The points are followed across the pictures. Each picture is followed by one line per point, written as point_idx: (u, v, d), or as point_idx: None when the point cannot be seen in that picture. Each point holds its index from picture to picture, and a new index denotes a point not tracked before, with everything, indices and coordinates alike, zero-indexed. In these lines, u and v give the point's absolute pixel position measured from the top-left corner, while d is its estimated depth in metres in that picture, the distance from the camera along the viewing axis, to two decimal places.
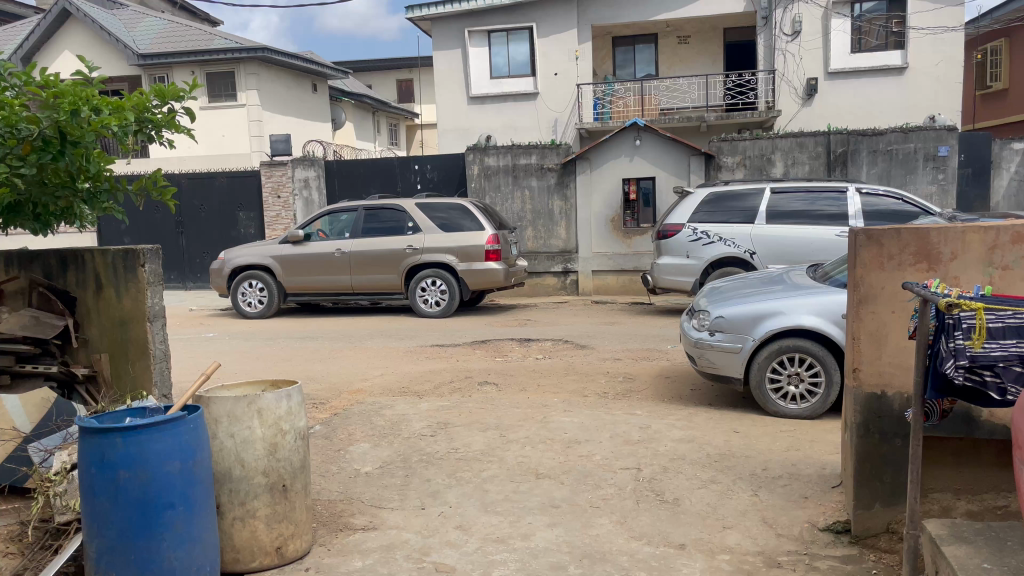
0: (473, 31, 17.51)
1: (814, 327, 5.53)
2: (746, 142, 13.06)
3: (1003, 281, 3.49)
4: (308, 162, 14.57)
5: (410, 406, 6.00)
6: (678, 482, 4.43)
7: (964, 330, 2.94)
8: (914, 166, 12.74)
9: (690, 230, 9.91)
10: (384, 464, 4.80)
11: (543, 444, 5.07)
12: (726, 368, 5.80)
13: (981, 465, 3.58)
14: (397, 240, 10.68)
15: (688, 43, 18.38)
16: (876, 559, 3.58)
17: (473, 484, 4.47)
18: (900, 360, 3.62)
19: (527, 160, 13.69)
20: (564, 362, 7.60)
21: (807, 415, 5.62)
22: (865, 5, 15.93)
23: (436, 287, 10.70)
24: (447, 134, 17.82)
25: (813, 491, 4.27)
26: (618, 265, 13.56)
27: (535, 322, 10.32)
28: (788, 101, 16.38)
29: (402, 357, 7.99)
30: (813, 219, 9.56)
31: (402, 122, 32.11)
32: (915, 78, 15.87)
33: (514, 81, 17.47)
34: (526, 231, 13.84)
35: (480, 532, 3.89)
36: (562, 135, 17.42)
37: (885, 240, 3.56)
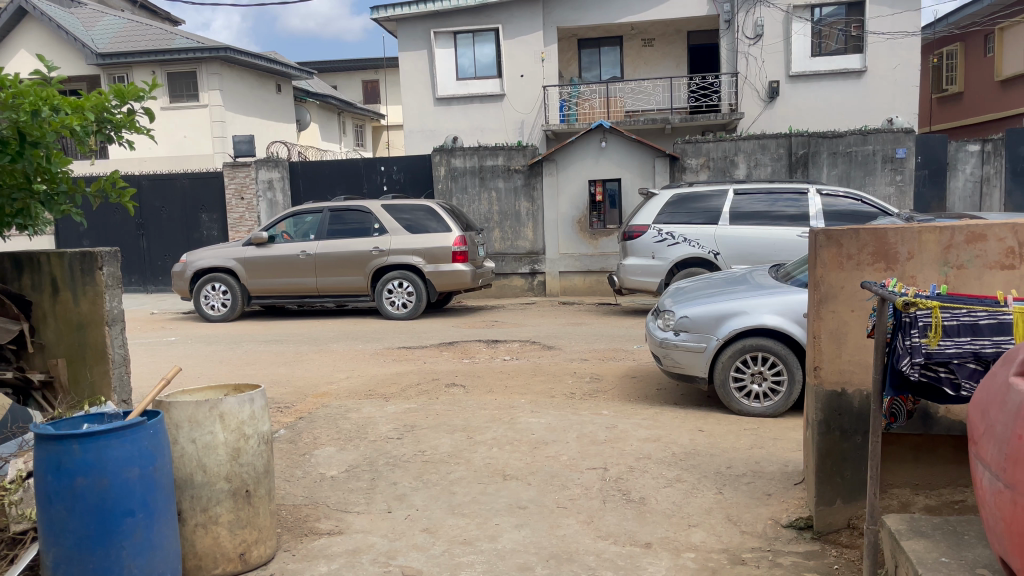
0: (438, 32, 17.44)
1: (777, 326, 5.60)
2: (709, 144, 13.17)
3: (957, 280, 3.56)
4: (272, 162, 14.41)
5: (377, 408, 5.97)
6: (644, 481, 4.46)
7: (920, 328, 3.03)
8: (873, 167, 12.94)
9: (655, 231, 9.99)
10: (350, 467, 4.76)
11: (511, 445, 5.07)
12: (691, 367, 5.87)
13: (938, 460, 3.66)
14: (363, 241, 10.61)
15: (653, 46, 18.54)
16: (838, 555, 3.63)
17: (440, 486, 4.46)
18: (858, 358, 3.69)
19: (494, 162, 13.69)
20: (531, 362, 7.63)
21: (770, 413, 5.69)
22: (825, 9, 16.22)
23: (403, 289, 10.64)
24: (413, 134, 17.78)
25: (776, 488, 4.33)
26: (585, 266, 13.63)
27: (502, 323, 10.31)
28: (750, 104, 16.61)
29: (368, 359, 7.94)
30: (775, 220, 9.69)
31: (369, 124, 31.95)
32: (873, 81, 16.14)
33: (480, 82, 17.47)
34: (493, 232, 13.85)
35: (448, 534, 3.88)
36: (528, 137, 17.47)
37: (844, 240, 3.61)
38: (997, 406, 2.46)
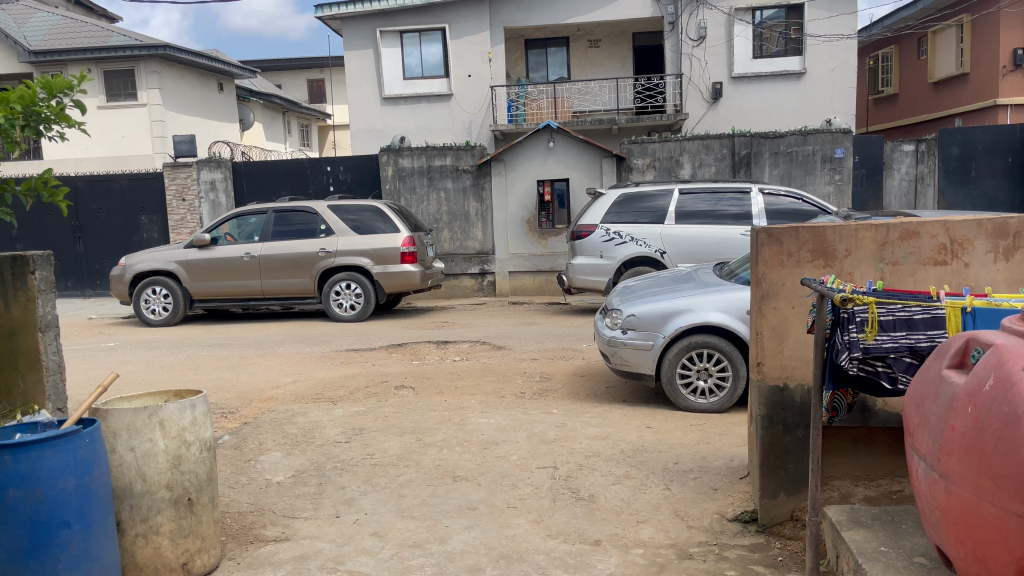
0: (384, 31, 17.29)
1: (721, 323, 5.69)
2: (655, 144, 13.32)
3: (893, 275, 3.66)
4: (214, 163, 14.09)
5: (325, 412, 5.89)
6: (593, 479, 4.48)
7: (857, 323, 3.11)
8: (813, 167, 13.23)
9: (603, 230, 10.07)
10: (297, 473, 4.69)
11: (460, 446, 5.05)
12: (639, 365, 5.93)
13: (877, 451, 3.76)
14: (309, 243, 10.46)
15: (599, 47, 18.71)
16: (781, 547, 3.70)
17: (389, 489, 4.41)
18: (800, 353, 3.77)
19: (442, 162, 13.63)
20: (480, 362, 7.62)
21: (716, 409, 5.78)
22: (766, 12, 16.55)
23: (350, 291, 10.52)
24: (360, 134, 17.61)
25: (722, 482, 4.40)
26: (534, 266, 13.69)
27: (452, 324, 10.27)
28: (694, 104, 16.87)
29: (316, 362, 7.84)
30: (718, 220, 9.85)
31: (314, 123, 31.55)
32: (812, 82, 16.51)
33: (427, 81, 17.37)
34: (442, 233, 13.81)
35: (397, 538, 3.85)
36: (476, 137, 17.45)
37: (784, 238, 3.69)
38: (931, 399, 2.53)
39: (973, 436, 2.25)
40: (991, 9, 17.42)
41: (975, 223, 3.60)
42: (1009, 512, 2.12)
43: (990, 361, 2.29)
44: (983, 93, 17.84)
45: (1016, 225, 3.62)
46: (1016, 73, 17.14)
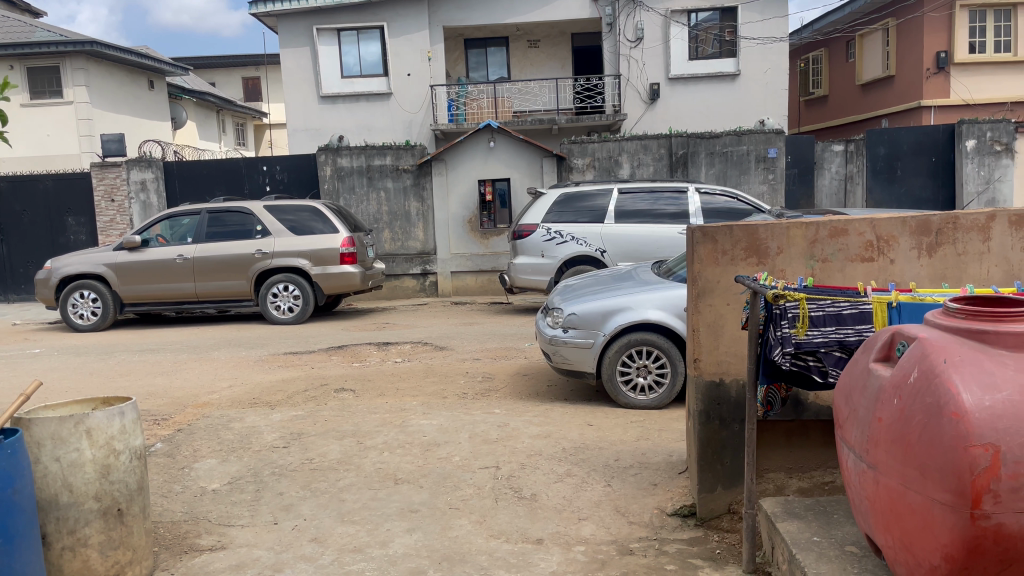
0: (321, 28, 17.03)
1: (659, 320, 5.77)
2: (595, 144, 13.44)
3: (823, 272, 3.76)
4: (144, 163, 13.69)
5: (262, 417, 5.77)
6: (535, 477, 4.49)
7: (789, 319, 3.19)
8: (747, 166, 13.52)
9: (544, 229, 10.12)
10: (233, 479, 4.58)
11: (401, 448, 5.01)
12: (580, 363, 5.98)
13: (809, 444, 3.86)
14: (245, 244, 10.25)
15: (538, 47, 18.80)
16: (719, 540, 3.77)
17: (329, 494, 4.35)
18: (735, 349, 3.86)
19: (381, 161, 13.51)
20: (422, 363, 7.57)
21: (656, 405, 5.87)
22: (701, 15, 16.85)
23: (289, 292, 10.34)
24: (297, 134, 17.33)
25: (662, 477, 4.46)
26: (476, 265, 13.67)
27: (393, 325, 10.18)
28: (633, 105, 17.09)
29: (253, 366, 7.67)
30: (656, 219, 9.98)
31: (250, 122, 30.94)
32: (746, 84, 16.86)
33: (365, 80, 17.19)
34: (382, 233, 13.68)
35: (337, 543, 3.79)
36: (416, 136, 17.34)
37: (718, 236, 3.76)
38: (859, 391, 2.61)
39: (899, 426, 2.33)
40: (915, 13, 18.04)
41: (899, 221, 3.74)
42: (934, 500, 2.21)
43: (914, 354, 2.37)
44: (909, 94, 18.47)
45: (938, 222, 3.76)
46: (939, 76, 17.80)
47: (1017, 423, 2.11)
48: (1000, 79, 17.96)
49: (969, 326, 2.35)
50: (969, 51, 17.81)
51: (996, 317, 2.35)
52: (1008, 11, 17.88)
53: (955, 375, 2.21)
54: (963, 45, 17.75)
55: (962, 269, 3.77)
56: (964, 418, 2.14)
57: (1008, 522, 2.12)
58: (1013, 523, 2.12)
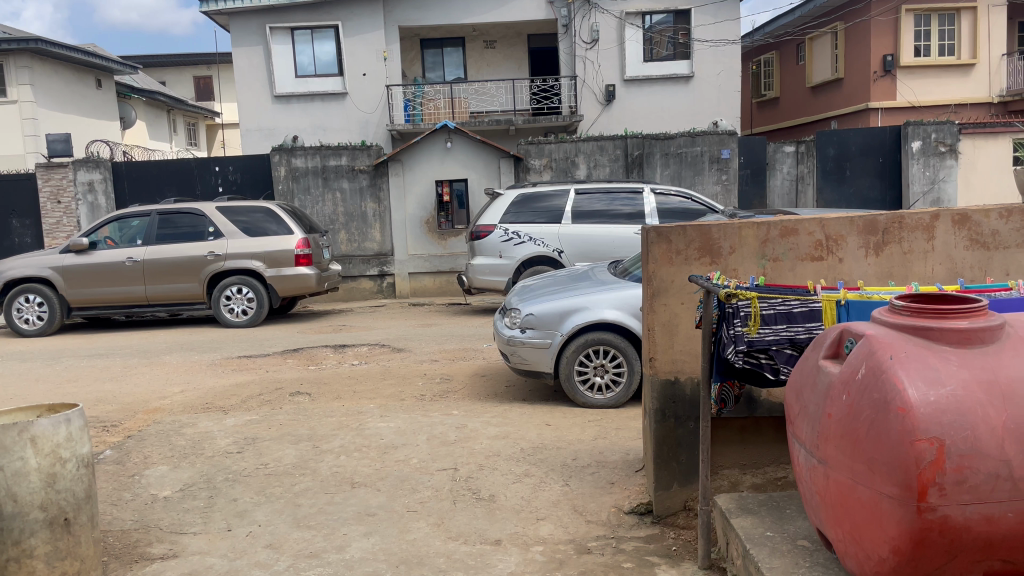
0: (274, 27, 16.80)
1: (616, 320, 5.81)
2: (551, 145, 13.48)
3: (774, 271, 3.82)
4: (92, 163, 13.35)
5: (215, 422, 5.67)
6: (493, 478, 4.49)
7: (741, 317, 3.25)
8: (701, 167, 13.69)
9: (501, 230, 10.13)
10: (185, 486, 4.48)
11: (358, 451, 4.96)
12: (538, 363, 6.00)
13: (763, 441, 3.92)
14: (197, 245, 10.06)
15: (495, 48, 18.82)
16: (675, 537, 3.81)
17: (284, 499, 4.29)
18: (689, 347, 3.91)
19: (337, 162, 13.38)
20: (379, 365, 7.51)
21: (613, 404, 5.91)
22: (655, 17, 17.02)
23: (242, 295, 10.17)
24: (251, 134, 17.08)
25: (619, 476, 4.49)
26: (435, 266, 13.62)
27: (350, 327, 10.09)
28: (589, 106, 17.19)
29: (206, 370, 7.54)
30: (612, 219, 10.05)
31: (201, 122, 30.43)
32: (700, 86, 17.08)
33: (320, 80, 17.00)
34: (339, 234, 13.54)
35: (293, 548, 3.74)
36: (372, 136, 17.21)
37: (672, 237, 3.79)
38: (809, 388, 2.66)
39: (848, 422, 2.38)
40: (862, 18, 18.48)
41: (847, 220, 3.82)
42: (882, 494, 2.26)
43: (862, 351, 2.42)
44: (857, 97, 18.91)
45: (885, 222, 3.85)
46: (886, 79, 18.27)
47: (959, 418, 2.19)
48: (945, 82, 18.46)
49: (913, 323, 2.41)
50: (914, 55, 18.30)
51: (939, 314, 2.41)
52: (951, 16, 18.37)
53: (900, 370, 2.27)
54: (909, 49, 18.23)
55: (907, 268, 3.88)
56: (910, 413, 2.19)
57: (953, 514, 2.19)
58: (957, 515, 2.19)
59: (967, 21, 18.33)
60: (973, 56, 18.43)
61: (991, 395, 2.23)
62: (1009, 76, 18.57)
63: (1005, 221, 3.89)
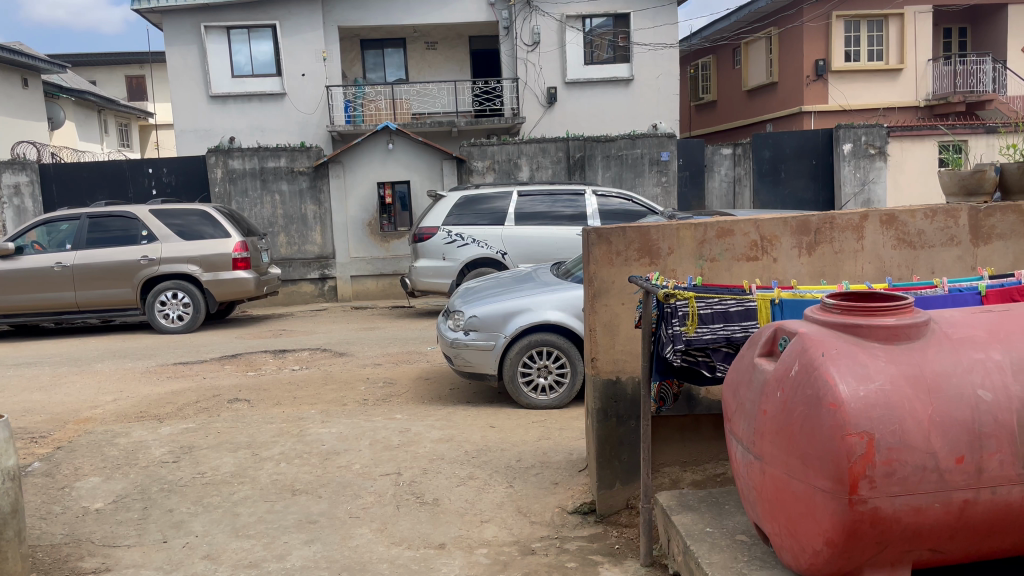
0: (209, 26, 16.45)
1: (559, 321, 5.84)
2: (494, 147, 13.48)
3: (711, 271, 3.90)
4: (18, 166, 12.75)
5: (150, 431, 5.51)
6: (437, 482, 4.47)
7: (679, 317, 3.31)
8: (641, 169, 13.83)
9: (444, 233, 10.08)
10: (119, 498, 4.34)
11: (299, 458, 4.87)
12: (482, 365, 5.98)
13: (702, 438, 3.99)
14: (129, 249, 9.77)
15: (436, 49, 18.76)
16: (618, 535, 3.85)
17: (222, 509, 4.19)
18: (630, 347, 3.95)
19: (275, 163, 13.15)
20: (320, 370, 7.40)
21: (556, 404, 5.95)
22: (595, 20, 17.19)
23: (178, 300, 9.90)
24: (185, 134, 16.67)
25: (563, 476, 4.52)
26: (377, 269, 13.50)
27: (290, 332, 9.92)
28: (531, 108, 17.26)
29: (140, 378, 7.32)
30: (555, 220, 10.10)
31: (133, 122, 29.55)
32: (639, 88, 17.28)
33: (257, 80, 16.69)
34: (278, 237, 13.31)
35: (232, 559, 3.65)
36: (312, 137, 16.96)
37: (613, 238, 3.82)
38: (745, 385, 2.71)
39: (783, 419, 2.43)
40: (795, 23, 19.02)
41: (780, 221, 3.91)
42: (816, 488, 2.32)
43: (795, 349, 2.47)
44: (790, 101, 19.45)
45: (817, 222, 3.95)
46: (818, 83, 18.80)
47: (888, 412, 2.26)
48: (875, 86, 19.03)
49: (844, 320, 2.48)
50: (845, 59, 18.89)
51: (869, 312, 2.48)
52: (880, 22, 18.97)
53: (832, 367, 2.33)
54: (840, 54, 18.81)
55: (839, 267, 3.98)
56: (840, 408, 2.25)
57: (882, 506, 2.27)
58: (886, 506, 2.27)
59: (895, 27, 18.93)
60: (901, 61, 19.00)
61: (918, 390, 2.31)
62: (935, 81, 19.20)
63: (930, 221, 4.02)
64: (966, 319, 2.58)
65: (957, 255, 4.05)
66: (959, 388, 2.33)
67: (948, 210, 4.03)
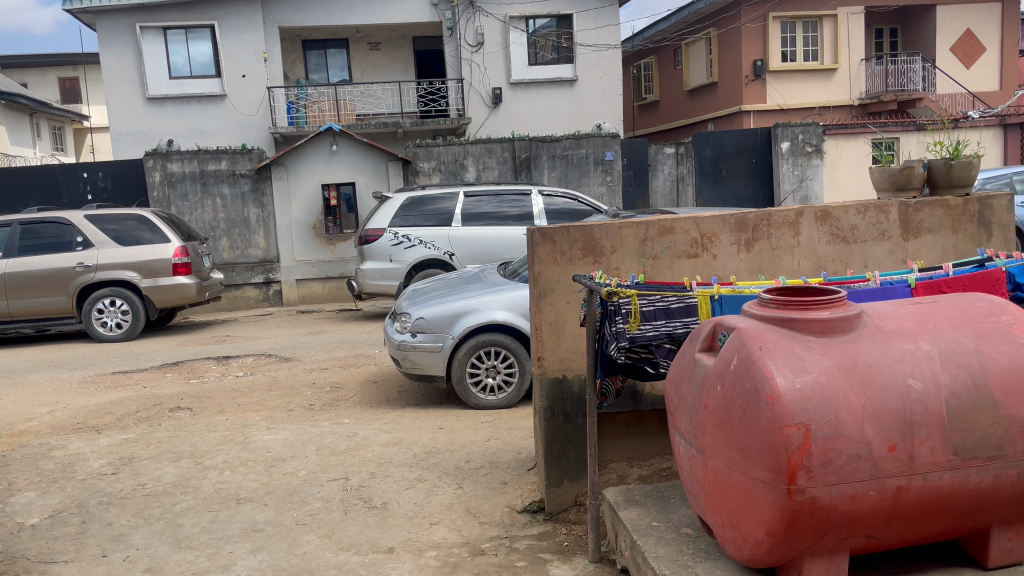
0: (145, 27, 16.05)
1: (506, 321, 5.86)
2: (440, 148, 13.43)
3: (654, 269, 3.95)
4: None
5: (88, 443, 5.35)
6: (385, 485, 4.44)
7: (622, 314, 3.34)
8: (586, 169, 13.92)
9: (391, 234, 10.01)
10: (55, 512, 4.21)
11: (244, 466, 4.79)
12: (429, 367, 5.95)
13: (648, 433, 4.04)
14: (64, 256, 9.48)
15: (379, 50, 18.62)
16: (567, 532, 3.89)
17: (164, 520, 4.09)
18: (576, 345, 3.99)
19: (216, 166, 12.91)
20: (266, 377, 7.28)
21: (505, 404, 5.96)
22: (538, 21, 17.29)
23: (116, 308, 9.64)
24: (122, 138, 16.24)
25: (512, 475, 4.53)
26: (322, 272, 13.34)
27: (234, 337, 9.74)
28: (476, 108, 17.26)
29: (77, 389, 7.09)
30: (501, 221, 10.11)
31: (67, 125, 28.68)
32: (583, 89, 17.39)
33: (196, 81, 16.34)
34: (220, 241, 13.08)
35: (175, 571, 3.57)
36: (253, 139, 16.67)
37: (557, 237, 3.85)
38: (687, 381, 2.75)
39: (723, 413, 2.47)
40: (733, 24, 19.40)
41: (719, 218, 3.98)
42: (756, 480, 2.37)
43: (734, 343, 2.51)
44: (729, 101, 19.83)
45: (754, 219, 4.04)
46: (756, 83, 19.21)
47: (823, 403, 2.32)
48: (811, 86, 19.51)
49: (780, 315, 2.53)
50: (782, 59, 19.33)
51: (803, 306, 2.54)
52: (814, 23, 19.49)
53: (769, 360, 2.38)
54: (777, 54, 19.24)
55: (776, 263, 4.08)
56: (778, 400, 2.30)
57: (820, 495, 2.33)
58: (824, 495, 2.33)
59: (829, 28, 19.47)
60: (835, 61, 19.53)
61: (851, 381, 2.38)
62: (867, 80, 19.76)
63: (862, 217, 4.15)
64: (897, 311, 2.66)
65: (888, 249, 4.18)
66: (890, 378, 2.41)
67: (879, 206, 4.16)
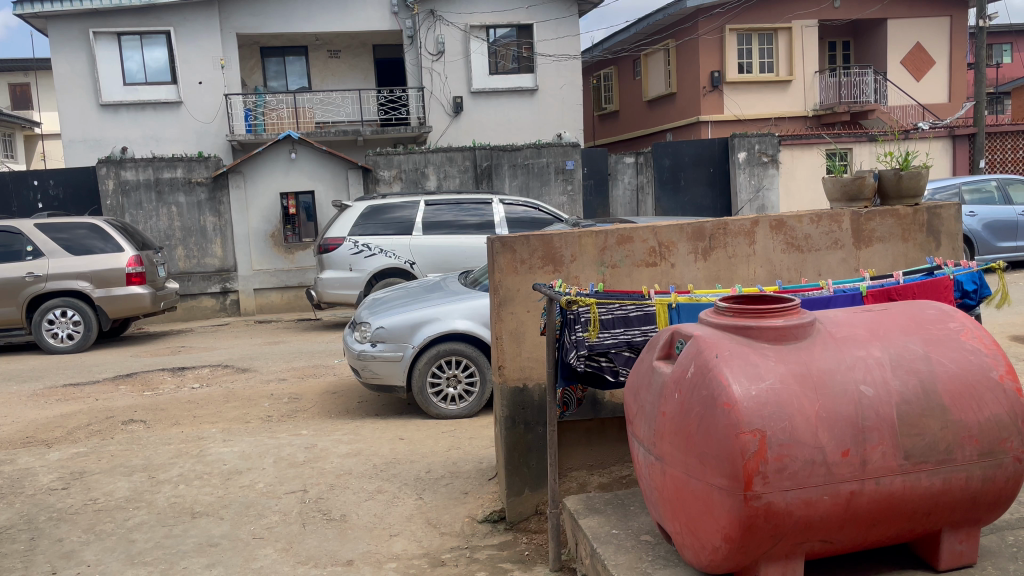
0: (99, 32, 15.79)
1: (467, 330, 5.85)
2: (400, 156, 13.38)
3: (612, 277, 3.97)
4: None
5: (36, 458, 5.20)
6: (345, 497, 4.39)
7: (582, 322, 3.35)
8: (547, 178, 13.95)
9: (351, 243, 9.93)
10: (2, 529, 4.08)
11: (199, 479, 4.70)
12: (390, 377, 5.90)
13: (608, 441, 4.07)
14: (13, 266, 9.24)
15: (339, 58, 18.47)
16: (528, 541, 3.88)
17: (116, 536, 4.00)
18: (536, 354, 3.99)
19: (171, 174, 12.70)
20: (222, 388, 7.15)
21: (466, 413, 5.96)
22: (499, 31, 17.36)
23: (67, 318, 9.40)
24: (74, 144, 15.90)
25: (473, 485, 4.51)
26: (281, 281, 13.17)
27: (190, 348, 9.57)
28: (437, 117, 17.25)
29: (24, 402, 6.89)
30: (462, 229, 10.11)
31: (18, 132, 28.02)
32: (544, 98, 17.47)
33: (151, 88, 16.07)
34: (175, 250, 12.87)
35: None
36: (210, 146, 16.41)
37: (517, 246, 3.85)
38: (645, 388, 2.76)
39: (680, 419, 2.50)
40: (691, 36, 19.73)
41: (677, 228, 4.03)
42: (712, 486, 2.39)
43: (690, 351, 2.54)
44: (688, 110, 20.09)
45: (711, 228, 4.10)
46: (713, 94, 19.50)
47: (777, 409, 2.35)
48: (766, 97, 19.87)
49: (735, 322, 2.57)
50: (738, 71, 19.68)
51: (758, 314, 2.58)
52: (770, 35, 19.87)
53: (725, 368, 2.40)
54: (733, 66, 19.57)
55: (732, 271, 4.14)
56: (734, 408, 2.33)
57: (775, 501, 2.36)
58: (779, 501, 2.36)
59: (784, 40, 19.85)
60: (790, 73, 19.93)
61: (805, 387, 2.42)
62: (821, 92, 20.15)
63: (816, 226, 4.22)
64: (848, 317, 2.72)
65: (841, 258, 4.27)
66: (843, 384, 2.46)
67: (832, 215, 4.24)
